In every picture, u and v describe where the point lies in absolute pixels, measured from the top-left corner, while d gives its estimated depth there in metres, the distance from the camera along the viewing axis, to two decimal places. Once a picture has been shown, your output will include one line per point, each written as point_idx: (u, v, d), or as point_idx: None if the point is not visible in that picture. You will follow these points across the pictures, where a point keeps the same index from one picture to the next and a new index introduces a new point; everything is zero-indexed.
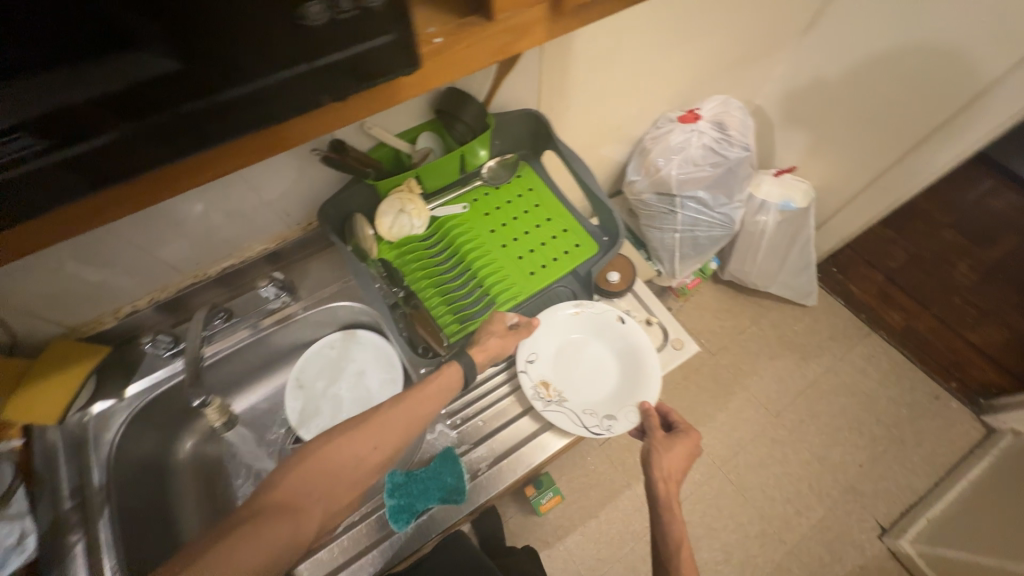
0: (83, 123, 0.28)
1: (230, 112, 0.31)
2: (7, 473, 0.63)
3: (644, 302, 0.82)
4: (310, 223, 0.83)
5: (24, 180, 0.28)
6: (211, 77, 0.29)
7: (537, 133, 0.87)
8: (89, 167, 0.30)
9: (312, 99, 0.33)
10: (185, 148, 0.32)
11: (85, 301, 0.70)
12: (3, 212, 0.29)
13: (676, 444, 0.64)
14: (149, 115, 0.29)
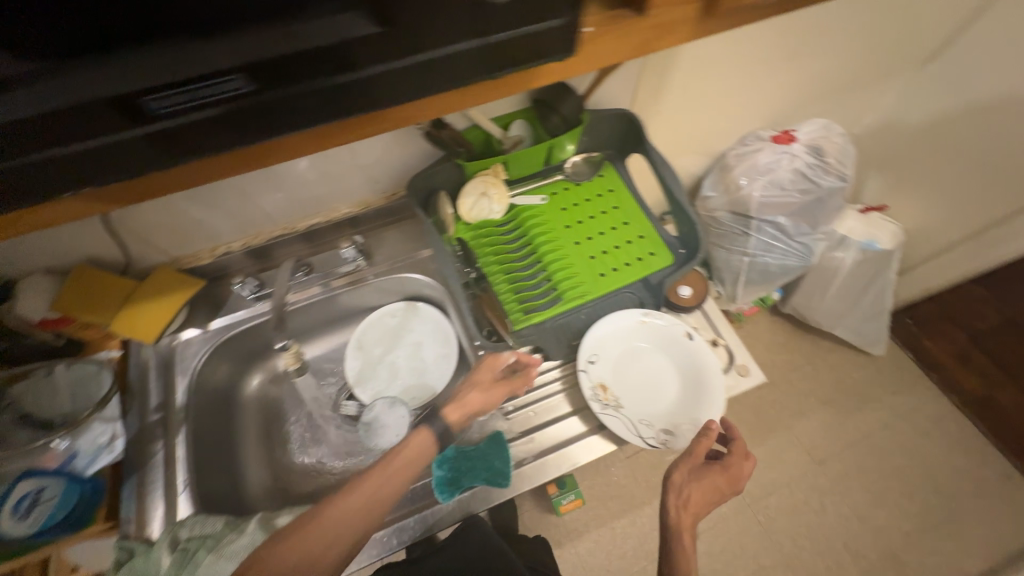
0: (298, 68, 0.34)
1: (404, 74, 0.36)
2: (107, 381, 0.72)
3: (712, 322, 0.80)
4: (394, 193, 0.86)
5: (245, 110, 0.35)
6: (390, 44, 0.34)
7: (626, 136, 0.85)
8: (289, 106, 0.36)
9: (471, 72, 0.38)
10: (362, 101, 0.37)
11: (191, 236, 0.77)
12: (221, 135, 0.36)
13: (704, 477, 0.60)
14: (347, 68, 0.35)
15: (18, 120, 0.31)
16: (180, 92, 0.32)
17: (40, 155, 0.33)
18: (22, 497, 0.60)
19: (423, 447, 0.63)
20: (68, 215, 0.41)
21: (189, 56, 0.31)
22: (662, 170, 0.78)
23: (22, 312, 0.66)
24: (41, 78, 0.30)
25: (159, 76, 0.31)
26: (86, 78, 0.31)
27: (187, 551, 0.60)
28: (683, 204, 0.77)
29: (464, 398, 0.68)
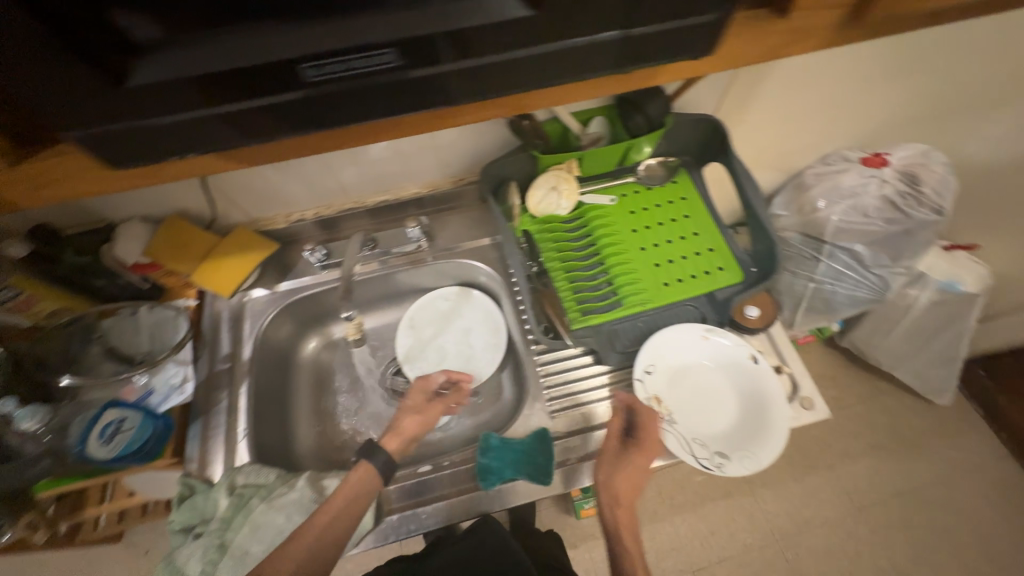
0: (438, 50, 0.34)
1: (536, 62, 0.37)
2: (185, 327, 0.76)
3: (777, 347, 0.76)
4: (463, 178, 0.87)
5: (378, 89, 0.36)
6: (537, 31, 0.34)
7: (707, 143, 0.81)
8: (420, 87, 0.37)
9: (598, 63, 0.38)
10: (488, 88, 0.38)
11: (271, 201, 0.81)
12: (349, 111, 0.37)
13: (622, 468, 0.61)
14: (483, 54, 0.35)
15: (187, 78, 0.32)
16: (335, 62, 0.33)
17: (185, 115, 0.34)
18: (107, 424, 0.65)
19: (366, 483, 0.62)
20: (198, 170, 0.42)
21: (350, 27, 0.32)
22: (744, 181, 0.74)
23: (118, 254, 0.72)
24: (216, 38, 0.31)
25: (319, 45, 0.32)
26: (251, 41, 0.31)
27: (244, 497, 0.63)
28: (763, 218, 0.72)
29: (399, 425, 0.68)
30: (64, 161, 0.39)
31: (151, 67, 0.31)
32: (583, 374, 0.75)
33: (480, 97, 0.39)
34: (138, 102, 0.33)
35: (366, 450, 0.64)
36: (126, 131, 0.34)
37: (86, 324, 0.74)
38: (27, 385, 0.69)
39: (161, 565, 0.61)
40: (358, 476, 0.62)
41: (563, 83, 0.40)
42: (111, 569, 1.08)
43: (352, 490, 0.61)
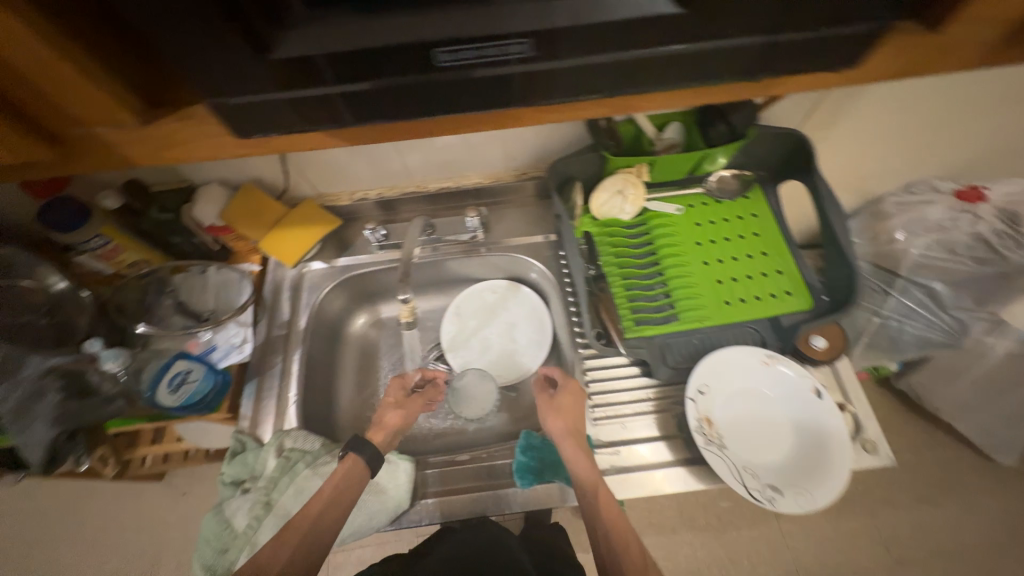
0: (578, 43, 0.34)
1: (670, 63, 0.36)
2: (248, 290, 0.80)
3: (842, 383, 0.71)
4: (526, 172, 0.87)
5: (506, 78, 0.36)
6: (674, 28, 0.33)
7: (788, 161, 0.77)
8: (546, 79, 0.36)
9: (730, 66, 0.37)
10: (615, 85, 0.38)
11: (339, 177, 0.83)
12: (471, 97, 0.37)
13: (562, 401, 0.68)
14: (620, 51, 0.35)
15: (323, 54, 0.32)
16: (466, 50, 0.33)
17: (313, 91, 0.35)
18: (175, 373, 0.69)
19: (354, 475, 0.63)
20: (307, 145, 0.41)
21: (488, 15, 0.32)
22: (827, 203, 0.69)
23: (198, 215, 0.76)
24: (360, 20, 0.32)
25: (454, 31, 0.32)
26: (402, 21, 0.32)
27: (289, 460, 0.65)
28: (845, 246, 0.67)
29: (382, 419, 0.73)
30: (183, 125, 0.37)
31: (293, 42, 0.32)
32: (629, 385, 0.73)
33: (598, 94, 0.38)
34: (273, 75, 0.33)
35: (354, 442, 0.65)
36: (257, 103, 0.35)
37: (160, 277, 0.78)
38: (108, 327, 0.74)
39: (210, 513, 0.65)
40: (345, 469, 0.63)
41: (683, 87, 0.39)
42: (151, 503, 1.14)
43: (336, 483, 0.61)
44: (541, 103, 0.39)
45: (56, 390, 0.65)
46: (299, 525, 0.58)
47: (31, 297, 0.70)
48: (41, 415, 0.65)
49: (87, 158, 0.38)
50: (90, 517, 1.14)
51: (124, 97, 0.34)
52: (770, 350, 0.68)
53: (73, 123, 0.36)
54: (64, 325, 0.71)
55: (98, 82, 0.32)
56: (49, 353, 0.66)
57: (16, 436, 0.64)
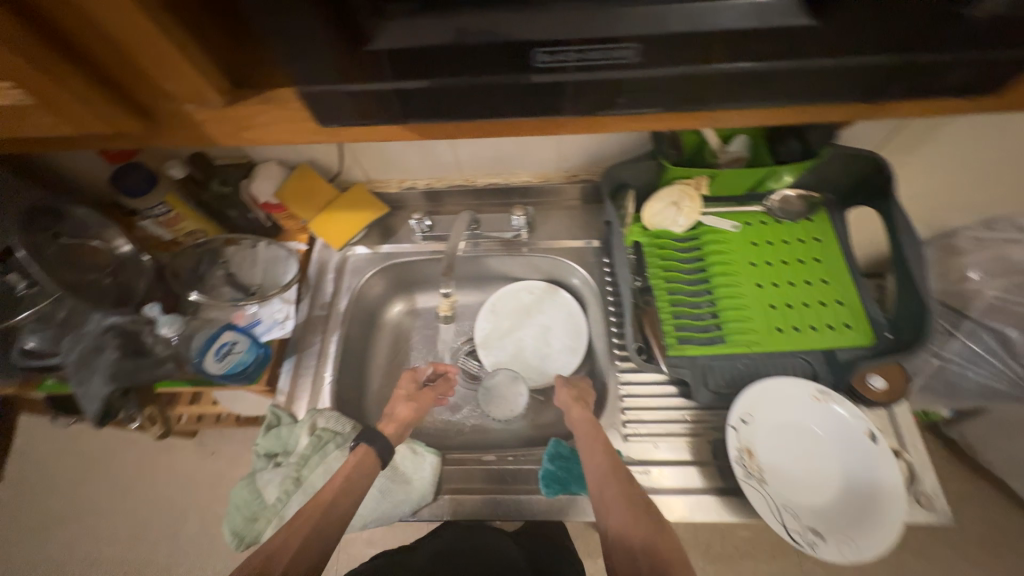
0: (681, 50, 0.34)
1: (768, 80, 0.36)
2: (294, 269, 0.82)
3: (898, 428, 0.66)
4: (576, 175, 0.85)
5: (602, 83, 0.36)
6: (779, 40, 0.34)
7: (861, 185, 0.72)
8: (643, 88, 0.36)
9: (827, 87, 0.37)
10: (707, 98, 0.38)
11: (391, 166, 0.83)
12: (563, 103, 0.37)
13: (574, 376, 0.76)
14: (719, 62, 0.35)
15: (428, 45, 0.33)
16: (569, 50, 0.34)
17: (406, 83, 0.36)
18: (222, 343, 0.70)
19: (366, 466, 0.64)
20: (381, 137, 0.41)
21: (598, 16, 0.33)
22: (903, 234, 0.64)
23: (255, 191, 0.78)
24: (471, 17, 0.33)
25: (561, 32, 0.33)
26: (510, 20, 0.33)
27: (321, 439, 0.67)
28: (919, 281, 0.62)
29: (394, 411, 0.74)
30: (265, 108, 0.38)
31: (399, 31, 0.33)
32: (666, 406, 0.71)
33: (685, 105, 0.38)
34: (375, 65, 0.34)
35: (366, 435, 0.66)
36: (343, 92, 0.36)
37: (212, 248, 0.81)
38: (165, 292, 0.79)
39: (242, 482, 0.67)
40: (357, 459, 0.64)
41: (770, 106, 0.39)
42: (172, 462, 1.14)
43: (348, 473, 0.62)
44: (626, 113, 0.39)
45: (114, 347, 0.69)
46: (327, 500, 0.59)
47: (99, 256, 0.75)
48: (98, 369, 0.68)
49: (173, 134, 0.39)
50: (112, 471, 1.13)
51: (212, 76, 0.35)
52: (822, 385, 0.64)
53: (170, 99, 0.37)
54: (127, 286, 0.76)
55: (191, 59, 0.33)
56: (109, 311, 0.72)
57: (77, 387, 0.68)
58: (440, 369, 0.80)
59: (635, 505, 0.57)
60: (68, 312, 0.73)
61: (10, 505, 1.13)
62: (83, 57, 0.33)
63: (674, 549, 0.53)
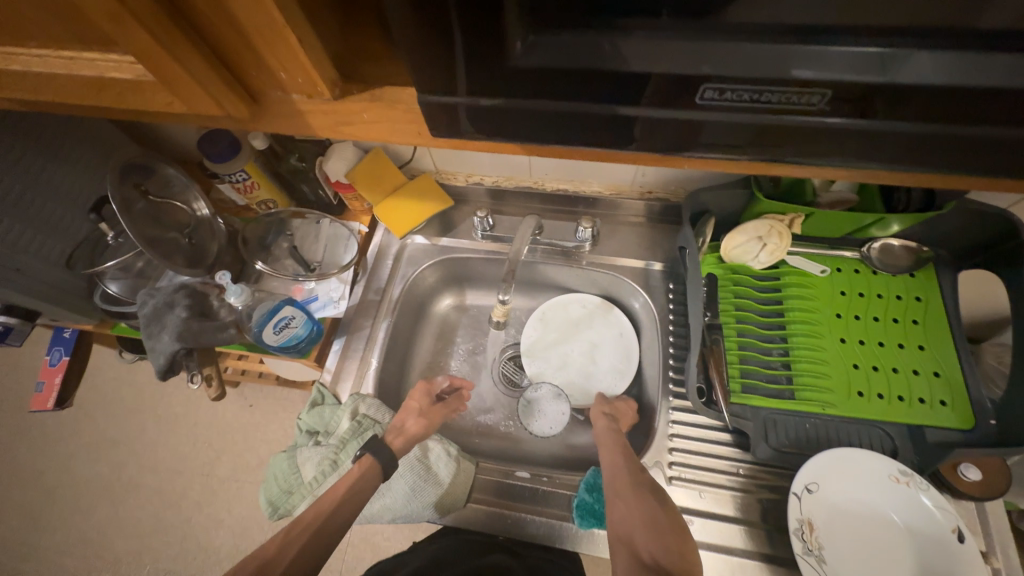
0: (829, 97, 0.29)
1: (932, 144, 0.31)
2: (355, 250, 0.83)
3: (987, 527, 0.59)
4: (651, 192, 0.81)
5: (727, 122, 0.32)
6: (1004, 100, 0.27)
7: (984, 247, 0.63)
8: (774, 131, 0.32)
9: (1005, 161, 0.31)
10: (848, 149, 0.32)
11: (461, 161, 0.82)
12: (683, 141, 0.34)
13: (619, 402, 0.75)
14: (876, 112, 0.30)
15: (550, 68, 0.30)
16: (741, 90, 0.29)
17: (511, 102, 0.32)
18: (281, 317, 0.71)
19: (367, 479, 0.63)
20: (480, 148, 0.40)
21: (781, 58, 0.27)
22: None
23: (328, 169, 0.78)
24: (610, 43, 0.28)
25: (736, 70, 0.28)
26: (640, 44, 0.28)
27: (361, 425, 0.68)
28: None
29: (403, 424, 0.70)
30: (372, 106, 0.37)
31: (545, 50, 0.29)
32: (715, 453, 0.66)
33: (845, 159, 0.34)
34: (503, 82, 0.31)
35: (372, 445, 0.65)
36: (445, 104, 0.33)
37: (280, 219, 0.85)
38: (233, 257, 0.82)
39: (283, 454, 0.69)
40: (359, 471, 0.63)
41: (922, 170, 0.34)
42: (214, 407, 1.18)
43: (350, 485, 0.62)
44: (748, 157, 0.35)
45: (183, 306, 0.72)
46: (345, 496, 0.61)
47: (179, 215, 0.75)
48: (168, 326, 0.71)
49: (271, 120, 0.40)
50: (160, 407, 1.19)
51: (324, 68, 0.35)
52: (907, 467, 0.57)
53: (278, 85, 0.37)
54: (200, 249, 0.76)
55: (309, 51, 0.33)
56: (181, 270, 0.72)
57: (148, 340, 0.71)
58: (457, 385, 0.80)
59: (643, 491, 0.61)
60: (145, 262, 0.79)
61: (65, 426, 1.20)
62: (202, 37, 0.33)
63: (673, 525, 0.58)
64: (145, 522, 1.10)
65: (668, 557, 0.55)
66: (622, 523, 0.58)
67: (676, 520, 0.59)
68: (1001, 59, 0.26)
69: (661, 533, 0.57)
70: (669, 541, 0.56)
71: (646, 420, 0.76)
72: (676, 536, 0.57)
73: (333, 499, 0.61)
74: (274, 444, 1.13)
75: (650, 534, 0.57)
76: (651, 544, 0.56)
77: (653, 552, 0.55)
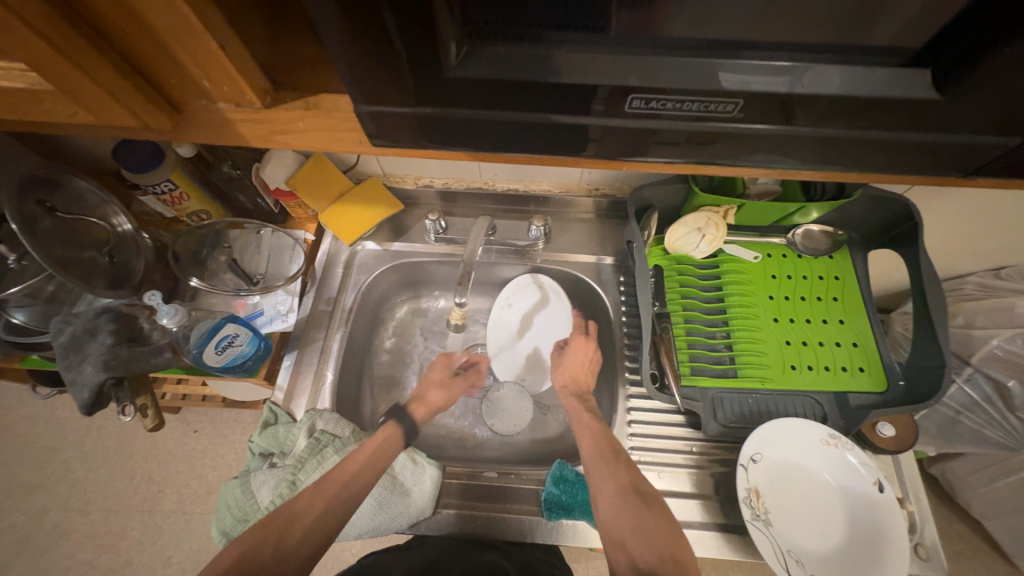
0: (743, 105, 0.31)
1: (837, 144, 0.34)
2: (301, 259, 0.79)
3: (902, 477, 0.67)
4: (598, 189, 0.84)
5: (658, 131, 0.34)
6: (886, 109, 0.31)
7: (890, 229, 0.70)
8: (700, 137, 0.34)
9: (901, 157, 0.34)
10: (765, 150, 0.35)
11: (411, 165, 0.80)
12: (623, 148, 0.36)
13: (568, 353, 0.79)
14: (785, 120, 0.32)
15: (489, 80, 0.30)
16: (664, 99, 0.31)
17: (447, 109, 0.32)
18: (223, 336, 0.67)
19: (391, 440, 0.68)
20: (419, 155, 0.39)
21: (703, 69, 0.29)
22: (930, 291, 0.62)
23: (265, 176, 0.74)
24: (541, 55, 0.29)
25: (661, 80, 0.30)
26: (573, 57, 0.29)
27: (320, 442, 0.65)
28: (940, 336, 0.61)
29: (424, 394, 0.77)
30: (306, 114, 0.35)
31: (479, 59, 0.29)
32: (670, 434, 0.70)
33: (767, 158, 0.36)
34: (440, 91, 0.31)
35: (395, 414, 0.72)
36: (383, 113, 0.33)
37: (216, 231, 0.80)
38: (162, 275, 0.76)
39: (236, 481, 0.65)
40: (385, 433, 0.68)
41: (829, 168, 0.37)
42: (152, 437, 1.08)
43: (373, 446, 0.65)
44: (681, 160, 0.37)
45: (107, 332, 0.66)
46: (369, 452, 0.64)
47: (95, 232, 0.67)
48: (90, 356, 0.65)
49: (198, 131, 0.37)
50: (88, 443, 1.07)
51: (251, 74, 0.33)
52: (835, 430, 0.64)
53: (200, 93, 0.34)
54: (123, 267, 0.70)
55: (232, 57, 0.31)
56: (102, 294, 0.66)
57: (66, 372, 0.65)
58: (474, 362, 0.83)
59: (628, 493, 0.60)
60: (57, 286, 0.71)
61: None
62: (108, 42, 0.30)
63: (663, 529, 0.57)
64: (79, 569, 0.99)
65: (662, 562, 0.53)
66: (611, 527, 0.58)
67: (666, 519, 0.58)
68: (878, 72, 0.29)
69: (651, 538, 0.56)
70: (660, 545, 0.55)
71: (605, 387, 0.79)
72: (668, 538, 0.56)
73: (300, 510, 0.56)
74: (224, 469, 1.06)
75: (642, 539, 0.56)
76: (644, 549, 0.55)
77: (647, 558, 0.54)
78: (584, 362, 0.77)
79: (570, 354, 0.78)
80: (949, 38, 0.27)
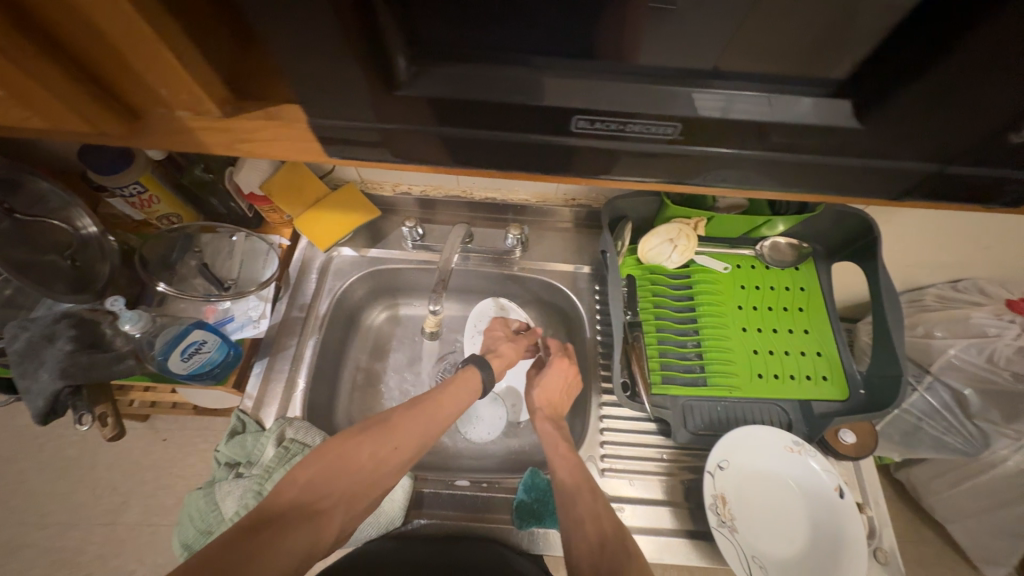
0: (686, 129, 0.33)
1: (777, 169, 0.36)
2: (275, 265, 0.78)
3: (863, 483, 0.69)
4: (574, 200, 0.86)
5: (611, 151, 0.35)
6: (815, 137, 0.33)
7: (850, 243, 0.73)
8: (649, 158, 0.35)
9: (839, 183, 0.36)
10: (711, 172, 0.37)
11: (388, 172, 0.81)
12: (581, 166, 0.37)
13: (546, 375, 0.75)
14: (724, 144, 0.34)
15: (444, 97, 0.31)
16: (608, 120, 0.32)
17: (407, 124, 0.33)
18: (189, 343, 0.65)
19: (472, 381, 0.68)
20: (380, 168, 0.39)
21: (646, 95, 0.31)
22: (887, 303, 0.65)
23: (239, 180, 0.72)
24: (495, 75, 0.31)
25: (607, 103, 0.31)
26: (526, 79, 0.31)
27: (288, 451, 0.64)
28: (896, 346, 0.63)
29: (497, 349, 0.76)
30: (267, 125, 0.36)
31: (435, 78, 0.31)
32: (642, 442, 0.71)
33: (716, 180, 0.38)
34: (399, 105, 0.32)
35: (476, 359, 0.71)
36: (343, 125, 0.34)
37: (187, 233, 0.78)
38: (128, 278, 0.73)
39: (199, 492, 0.63)
40: (465, 376, 0.68)
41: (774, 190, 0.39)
42: (116, 447, 1.05)
43: (457, 385, 0.67)
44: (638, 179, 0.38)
45: (67, 338, 0.64)
46: (453, 387, 0.66)
47: (58, 235, 0.66)
48: (47, 362, 0.62)
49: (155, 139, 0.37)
50: (47, 453, 1.03)
51: (210, 86, 0.34)
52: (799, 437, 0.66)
53: (161, 103, 0.35)
54: (86, 271, 0.68)
55: (190, 68, 0.31)
56: (63, 298, 0.64)
57: (21, 380, 0.63)
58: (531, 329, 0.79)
59: (605, 530, 0.57)
60: (14, 290, 0.69)
61: None
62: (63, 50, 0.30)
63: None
64: None
65: None
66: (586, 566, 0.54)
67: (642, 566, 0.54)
68: (806, 101, 0.32)
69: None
70: None
71: (579, 411, 0.79)
72: None
73: (392, 424, 0.58)
74: (192, 479, 1.03)
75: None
76: None
77: None
78: (560, 387, 0.74)
79: (548, 377, 0.75)
80: (865, 73, 0.30)
